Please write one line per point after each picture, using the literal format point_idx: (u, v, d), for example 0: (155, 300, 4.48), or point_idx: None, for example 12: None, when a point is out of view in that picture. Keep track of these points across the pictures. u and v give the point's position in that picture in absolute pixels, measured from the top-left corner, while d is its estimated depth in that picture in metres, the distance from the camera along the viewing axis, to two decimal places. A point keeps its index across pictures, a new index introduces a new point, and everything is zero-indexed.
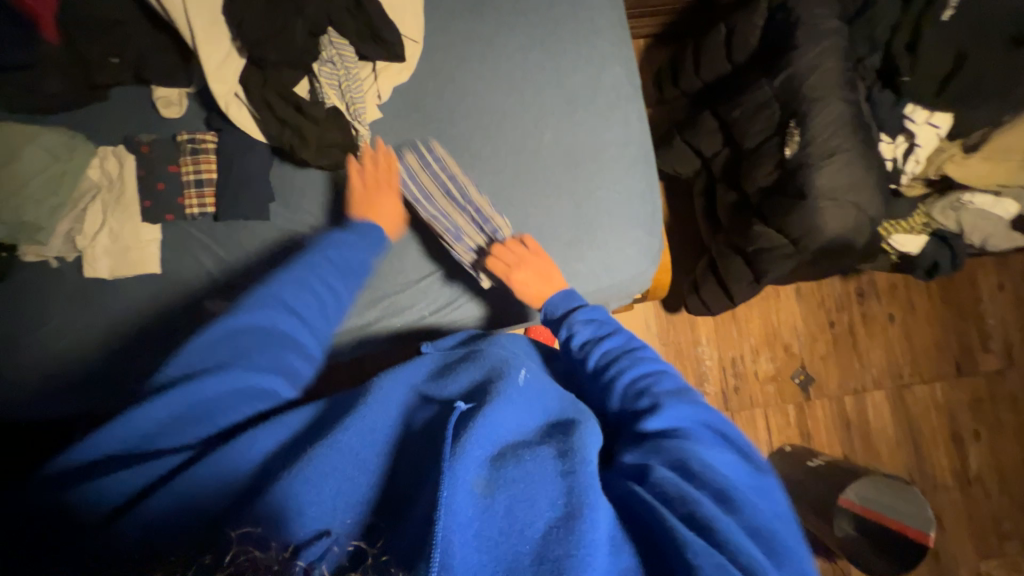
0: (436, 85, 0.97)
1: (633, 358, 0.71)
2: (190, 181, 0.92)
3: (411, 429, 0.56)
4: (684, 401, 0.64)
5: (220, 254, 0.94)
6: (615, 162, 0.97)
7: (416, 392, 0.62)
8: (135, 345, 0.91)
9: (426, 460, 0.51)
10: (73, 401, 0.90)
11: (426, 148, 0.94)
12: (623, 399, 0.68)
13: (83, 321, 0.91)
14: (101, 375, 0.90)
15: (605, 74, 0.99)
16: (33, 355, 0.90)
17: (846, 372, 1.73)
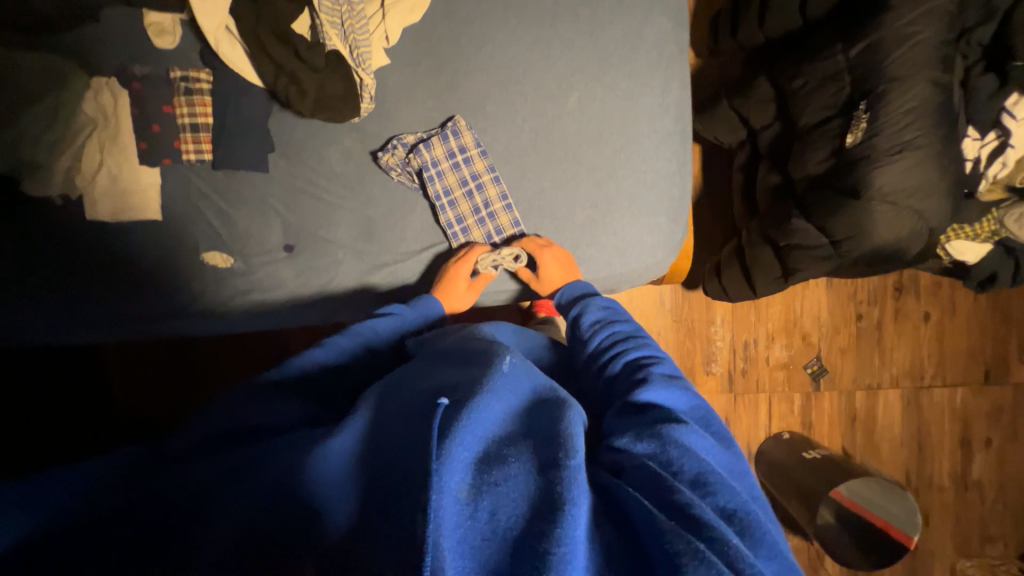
0: (451, 28, 0.85)
1: (634, 343, 0.65)
2: (185, 123, 0.87)
3: (387, 423, 0.46)
4: (675, 384, 0.57)
5: (218, 203, 0.90)
6: (646, 137, 0.86)
7: (396, 377, 0.54)
8: (138, 288, 0.91)
9: (397, 460, 0.42)
10: (82, 336, 0.92)
11: (450, 135, 0.86)
12: (621, 380, 0.60)
13: (82, 259, 0.90)
14: (104, 314, 0.91)
15: (650, 27, 0.85)
16: (32, 289, 0.89)
17: (863, 367, 1.66)
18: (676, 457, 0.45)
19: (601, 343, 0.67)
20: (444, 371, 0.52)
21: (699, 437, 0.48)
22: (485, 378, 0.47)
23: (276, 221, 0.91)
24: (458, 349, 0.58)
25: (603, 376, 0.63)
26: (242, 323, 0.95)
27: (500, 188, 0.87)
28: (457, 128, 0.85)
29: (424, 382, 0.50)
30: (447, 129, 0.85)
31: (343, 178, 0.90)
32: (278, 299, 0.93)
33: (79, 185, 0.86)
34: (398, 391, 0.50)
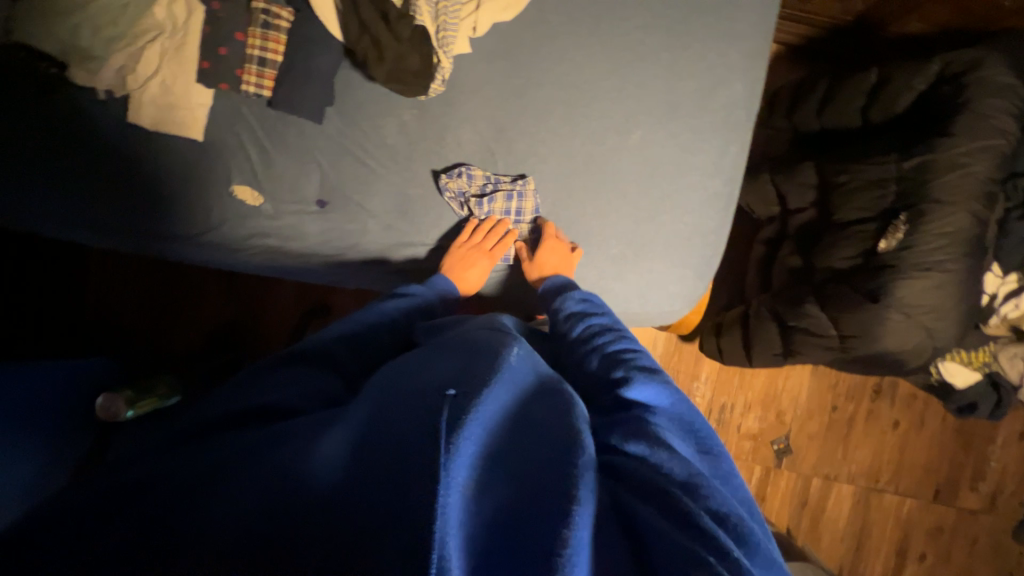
0: (538, 37, 0.86)
1: (607, 337, 0.66)
2: (253, 55, 0.85)
3: (393, 393, 0.46)
4: (660, 385, 0.57)
5: (263, 141, 0.89)
6: (694, 191, 0.87)
7: (404, 363, 0.53)
8: (159, 202, 0.89)
9: (392, 431, 0.40)
10: (94, 234, 0.90)
11: (521, 192, 0.87)
12: (598, 370, 0.62)
13: (111, 160, 0.87)
14: (116, 220, 0.89)
15: (723, 89, 0.87)
16: (54, 177, 0.87)
17: (825, 457, 1.70)
18: (666, 461, 0.46)
19: (577, 337, 0.69)
20: (449, 361, 0.50)
21: (680, 442, 0.50)
22: (493, 367, 0.46)
23: (315, 174, 0.90)
24: (459, 341, 0.56)
25: (581, 367, 0.65)
26: (252, 262, 0.94)
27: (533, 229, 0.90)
28: (526, 189, 0.87)
29: (430, 370, 0.48)
30: (517, 188, 0.87)
31: (392, 150, 0.89)
32: (296, 250, 0.92)
33: (128, 86, 0.83)
34: (404, 375, 0.49)
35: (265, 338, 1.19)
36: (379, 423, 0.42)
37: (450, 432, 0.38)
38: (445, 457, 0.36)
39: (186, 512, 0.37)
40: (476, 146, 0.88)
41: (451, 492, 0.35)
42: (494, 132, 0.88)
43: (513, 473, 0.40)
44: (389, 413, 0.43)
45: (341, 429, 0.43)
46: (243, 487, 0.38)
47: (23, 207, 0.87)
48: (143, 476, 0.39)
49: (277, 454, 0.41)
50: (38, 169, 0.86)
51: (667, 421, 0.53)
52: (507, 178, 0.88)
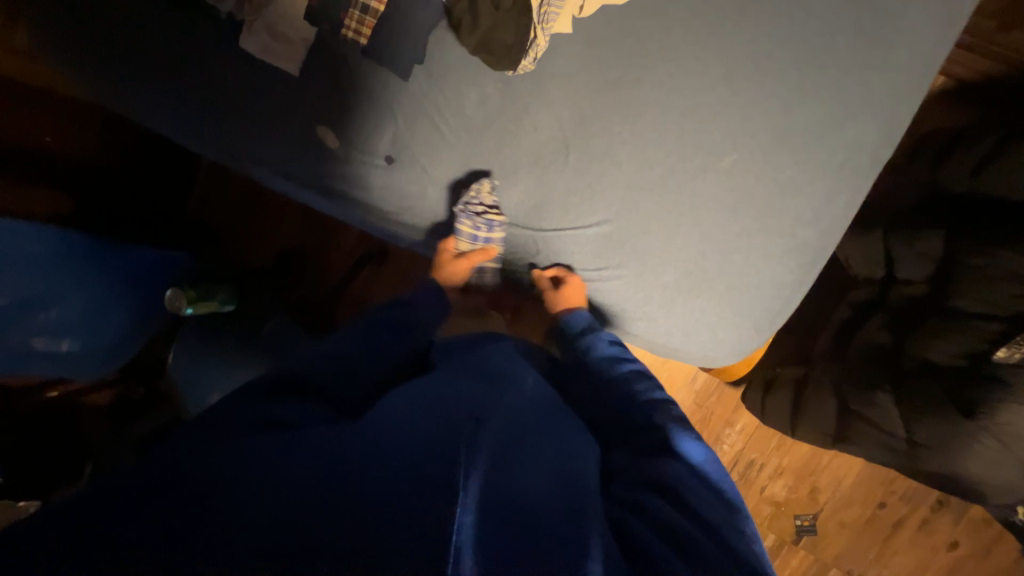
0: (649, 30, 0.78)
1: (639, 380, 0.69)
2: (359, 2, 0.86)
3: (401, 409, 0.49)
4: (687, 439, 0.59)
5: (349, 88, 0.91)
6: (780, 236, 0.76)
7: (419, 382, 0.56)
8: (251, 129, 0.96)
9: (394, 442, 0.43)
10: (194, 145, 0.99)
11: (566, 222, 0.84)
12: (639, 411, 0.64)
13: (220, 82, 0.94)
14: (217, 139, 0.97)
15: (853, 127, 0.73)
16: (173, 88, 0.96)
17: (854, 550, 1.53)
18: (689, 515, 0.48)
19: (616, 380, 0.70)
20: (465, 387, 0.53)
21: (709, 498, 0.51)
22: (504, 398, 0.51)
23: (391, 130, 0.91)
24: (468, 363, 0.60)
25: (619, 408, 0.66)
26: (322, 204, 0.99)
27: (576, 237, 0.84)
28: (571, 235, 0.83)
29: (441, 385, 0.53)
30: (560, 215, 0.84)
31: (468, 121, 0.87)
32: (359, 203, 0.95)
33: (247, 13, 0.88)
34: (421, 390, 0.52)
35: (318, 275, 1.26)
36: (389, 428, 0.45)
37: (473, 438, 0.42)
38: (467, 458, 0.39)
39: (230, 493, 0.37)
40: (552, 134, 0.83)
41: (471, 489, 0.37)
42: (574, 124, 0.82)
43: (528, 497, 0.41)
44: (404, 424, 0.45)
45: (356, 425, 0.46)
46: (279, 468, 0.40)
47: (148, 111, 0.98)
48: (190, 452, 0.43)
49: (300, 439, 0.44)
50: (160, 78, 0.95)
51: (688, 468, 0.55)
52: (551, 208, 0.84)
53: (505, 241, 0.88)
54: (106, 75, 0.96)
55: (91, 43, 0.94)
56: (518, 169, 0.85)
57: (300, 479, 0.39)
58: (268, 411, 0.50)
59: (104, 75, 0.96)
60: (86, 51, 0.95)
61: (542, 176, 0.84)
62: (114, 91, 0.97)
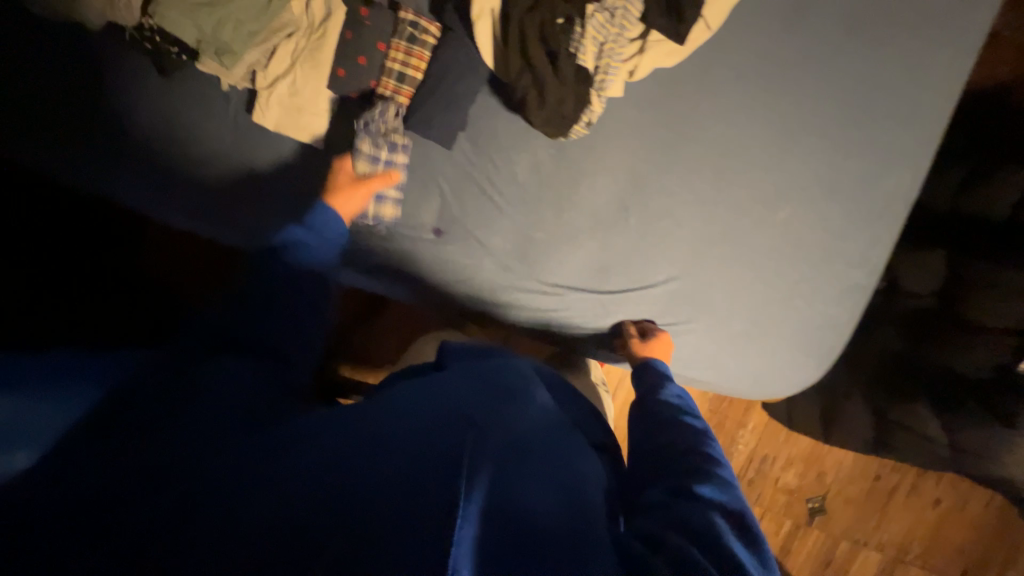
0: (697, 91, 0.80)
1: (678, 406, 0.69)
2: (393, 69, 0.80)
3: (408, 414, 0.50)
4: (717, 473, 0.58)
5: (385, 158, 0.85)
6: (834, 280, 0.82)
7: (423, 389, 0.57)
8: (265, 204, 0.85)
9: (386, 448, 0.45)
10: (198, 226, 0.88)
11: (632, 282, 0.84)
12: (679, 454, 0.61)
13: (224, 154, 0.84)
14: (225, 218, 0.87)
15: (889, 177, 0.80)
16: (167, 165, 0.84)
17: (858, 521, 1.69)
18: (704, 545, 0.48)
19: (661, 418, 0.67)
20: (485, 398, 0.55)
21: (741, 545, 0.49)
22: (514, 418, 0.53)
23: (436, 201, 0.86)
24: (477, 372, 0.62)
25: (655, 445, 0.64)
26: (355, 279, 0.91)
27: (643, 296, 0.84)
28: (638, 295, 0.84)
29: (466, 394, 0.55)
30: (623, 274, 0.84)
31: (522, 189, 0.84)
32: (404, 277, 0.90)
33: (260, 84, 0.78)
34: (430, 398, 0.54)
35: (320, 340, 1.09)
36: (387, 433, 0.47)
37: (487, 465, 0.43)
38: (477, 486, 0.41)
39: (195, 509, 0.39)
40: (609, 197, 0.83)
41: (470, 509, 0.38)
42: (631, 185, 0.83)
43: (538, 522, 0.43)
44: (417, 423, 0.48)
45: (332, 431, 0.48)
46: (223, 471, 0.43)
47: (139, 192, 0.86)
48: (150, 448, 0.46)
49: (305, 451, 0.45)
50: (153, 158, 0.84)
51: (720, 516, 0.52)
52: (615, 269, 0.84)
53: (567, 304, 0.86)
54: (87, 157, 0.83)
55: (73, 123, 0.83)
56: (577, 232, 0.84)
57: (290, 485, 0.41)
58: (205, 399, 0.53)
59: (88, 160, 0.84)
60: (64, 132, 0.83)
61: (604, 239, 0.84)
62: (99, 176, 0.85)
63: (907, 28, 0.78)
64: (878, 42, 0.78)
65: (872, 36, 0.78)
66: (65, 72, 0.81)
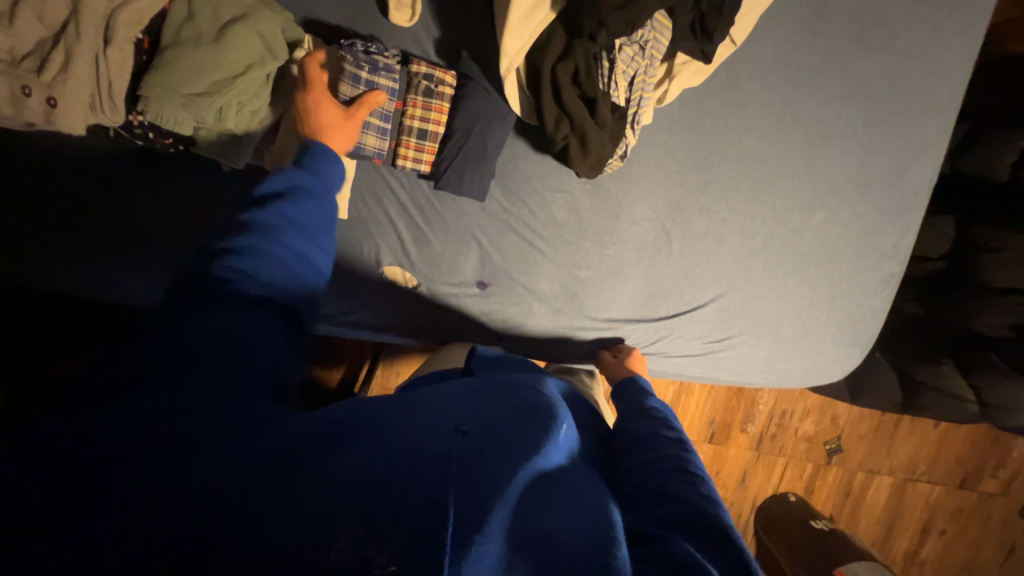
0: (727, 106, 0.79)
1: (654, 422, 0.65)
2: (412, 127, 0.75)
3: (427, 419, 0.42)
4: (703, 490, 0.53)
5: (412, 217, 0.81)
6: (871, 272, 0.85)
7: (439, 393, 0.48)
8: None
9: (412, 459, 0.36)
10: None
11: (682, 305, 0.85)
12: (681, 473, 0.55)
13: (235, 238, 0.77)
14: None
15: (915, 167, 0.83)
16: (174, 257, 0.78)
17: (872, 453, 1.82)
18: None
19: (654, 430, 0.63)
20: (500, 404, 0.46)
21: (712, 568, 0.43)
22: (548, 436, 0.43)
23: (475, 254, 0.83)
24: (509, 382, 0.52)
25: (638, 462, 0.58)
26: (400, 341, 0.89)
27: (693, 316, 0.86)
28: (690, 316, 0.86)
29: (501, 399, 0.47)
30: (672, 299, 0.85)
31: (562, 230, 0.82)
32: (448, 330, 0.87)
33: (268, 163, 0.73)
34: (466, 399, 0.47)
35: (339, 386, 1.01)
36: (395, 439, 0.38)
37: (499, 482, 0.36)
38: (487, 514, 0.34)
39: (181, 455, 0.34)
40: (651, 224, 0.83)
41: (489, 541, 0.33)
42: (671, 209, 0.82)
43: (561, 546, 0.37)
44: (431, 423, 0.41)
45: (378, 427, 0.40)
46: (258, 445, 0.36)
47: (141, 288, 0.80)
48: (166, 328, 0.43)
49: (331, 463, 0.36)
50: (158, 250, 0.78)
51: (686, 538, 0.47)
52: (663, 295, 0.85)
53: (620, 335, 0.87)
54: (81, 258, 0.77)
55: (62, 220, 0.76)
56: (621, 264, 0.84)
57: (249, 471, 0.34)
58: (230, 325, 0.44)
59: (82, 260, 0.78)
60: (55, 237, 0.76)
61: (650, 266, 0.84)
62: (98, 272, 0.78)
63: (923, 16, 0.78)
64: (896, 34, 0.78)
65: (889, 28, 0.78)
66: (49, 174, 0.73)
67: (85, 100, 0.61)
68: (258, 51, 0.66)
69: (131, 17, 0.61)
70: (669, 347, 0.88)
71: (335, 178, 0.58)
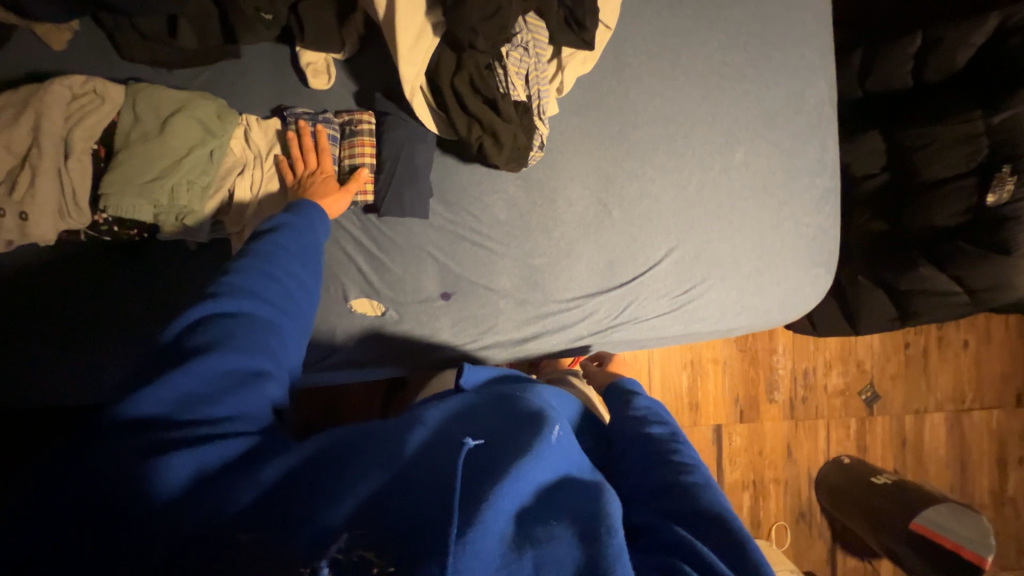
0: (621, 82, 0.87)
1: (640, 417, 0.62)
2: (346, 166, 0.82)
3: (421, 442, 0.44)
4: (693, 479, 0.51)
5: (366, 249, 0.85)
6: (806, 193, 0.90)
7: (438, 414, 0.49)
8: None
9: (408, 488, 0.39)
10: None
11: (643, 267, 0.88)
12: (672, 455, 0.55)
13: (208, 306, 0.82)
14: None
15: (809, 92, 0.90)
16: (145, 336, 0.82)
17: (911, 392, 1.59)
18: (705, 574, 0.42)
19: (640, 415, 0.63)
20: (493, 419, 0.47)
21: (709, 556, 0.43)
22: (539, 441, 0.43)
23: (433, 269, 0.87)
24: (501, 393, 0.53)
25: (631, 446, 0.58)
26: (381, 372, 0.89)
27: (654, 273, 0.88)
28: (651, 273, 0.88)
29: (494, 414, 0.48)
30: (631, 264, 0.88)
31: (507, 226, 0.87)
32: (423, 347, 0.88)
33: (229, 229, 0.80)
34: (456, 416, 0.48)
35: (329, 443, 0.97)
36: (390, 468, 0.41)
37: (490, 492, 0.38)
38: (481, 519, 0.36)
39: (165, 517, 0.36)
40: (586, 201, 0.87)
41: (486, 540, 0.36)
42: (601, 183, 0.87)
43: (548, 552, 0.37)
44: (426, 450, 0.43)
45: (362, 459, 0.42)
46: (243, 499, 0.38)
47: (116, 377, 0.82)
48: (131, 384, 0.43)
49: (313, 501, 0.39)
50: (132, 334, 0.81)
51: (683, 527, 0.47)
52: (620, 262, 0.88)
53: (593, 312, 0.89)
54: (52, 357, 0.80)
55: (29, 328, 0.79)
56: (570, 244, 0.88)
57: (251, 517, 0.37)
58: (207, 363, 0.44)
59: (56, 362, 0.80)
60: (27, 349, 0.79)
61: (597, 240, 0.88)
62: (69, 367, 0.81)
63: None
64: None
65: None
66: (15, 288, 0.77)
67: (54, 208, 0.69)
68: (198, 134, 0.75)
69: (86, 132, 0.71)
70: (644, 312, 0.89)
71: (317, 233, 0.63)
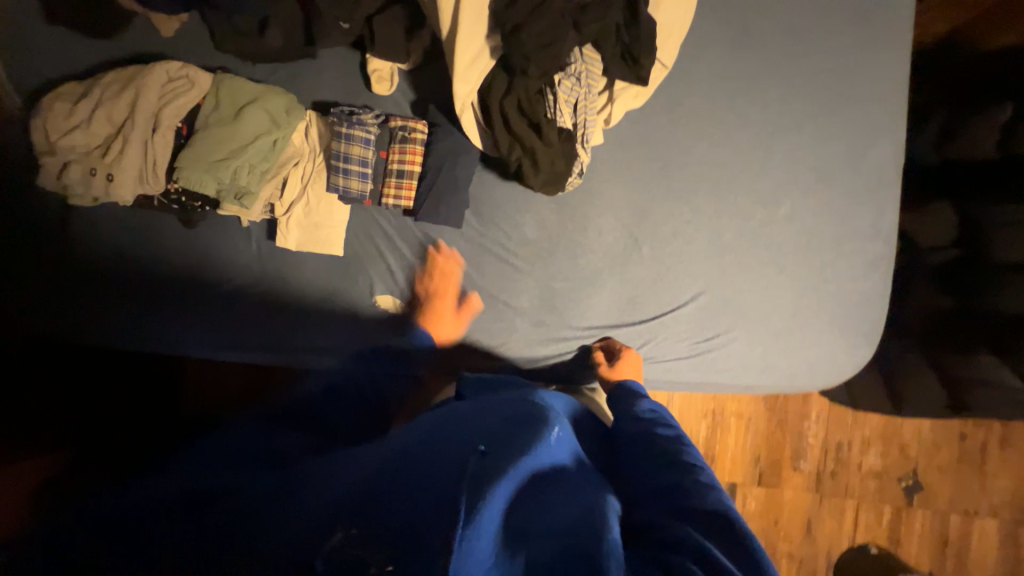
0: (671, 120, 0.86)
1: (646, 420, 0.61)
2: (393, 169, 0.87)
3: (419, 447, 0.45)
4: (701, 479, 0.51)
5: (398, 248, 0.89)
6: (853, 256, 0.85)
7: (434, 422, 0.51)
8: (275, 309, 0.90)
9: (405, 483, 0.40)
10: (220, 348, 0.90)
11: (666, 307, 0.86)
12: (677, 457, 0.54)
13: (250, 280, 0.89)
14: (247, 337, 0.89)
15: (872, 152, 0.85)
16: (190, 299, 0.89)
17: (961, 490, 1.42)
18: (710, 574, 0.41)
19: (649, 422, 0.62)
20: (491, 421, 0.48)
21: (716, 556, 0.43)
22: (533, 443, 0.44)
23: (458, 277, 0.89)
24: (500, 399, 0.54)
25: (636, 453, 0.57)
26: None
27: (677, 316, 0.86)
28: (673, 314, 0.86)
29: (491, 417, 0.49)
30: (654, 302, 0.87)
31: (534, 247, 0.88)
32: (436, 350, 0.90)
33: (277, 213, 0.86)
34: (453, 423, 0.49)
35: None
36: (387, 472, 0.43)
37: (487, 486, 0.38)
38: (480, 510, 0.36)
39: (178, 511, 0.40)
40: (618, 233, 0.87)
41: (483, 537, 0.36)
42: (635, 217, 0.87)
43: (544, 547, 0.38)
44: (424, 452, 0.44)
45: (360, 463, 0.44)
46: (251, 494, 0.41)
47: (157, 332, 0.89)
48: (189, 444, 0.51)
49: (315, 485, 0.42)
50: (178, 295, 0.89)
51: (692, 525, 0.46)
52: (643, 298, 0.87)
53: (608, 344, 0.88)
54: (109, 305, 0.88)
55: (95, 277, 0.88)
56: (595, 273, 0.87)
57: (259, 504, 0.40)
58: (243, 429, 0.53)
59: (109, 311, 0.88)
60: (90, 295, 0.88)
61: (622, 274, 0.87)
62: (119, 318, 0.88)
63: (843, 22, 0.85)
64: (820, 39, 0.85)
65: (814, 35, 0.85)
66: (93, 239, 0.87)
67: (135, 174, 0.78)
68: (266, 125, 0.82)
69: (173, 111, 0.80)
70: (661, 352, 0.87)
71: None
